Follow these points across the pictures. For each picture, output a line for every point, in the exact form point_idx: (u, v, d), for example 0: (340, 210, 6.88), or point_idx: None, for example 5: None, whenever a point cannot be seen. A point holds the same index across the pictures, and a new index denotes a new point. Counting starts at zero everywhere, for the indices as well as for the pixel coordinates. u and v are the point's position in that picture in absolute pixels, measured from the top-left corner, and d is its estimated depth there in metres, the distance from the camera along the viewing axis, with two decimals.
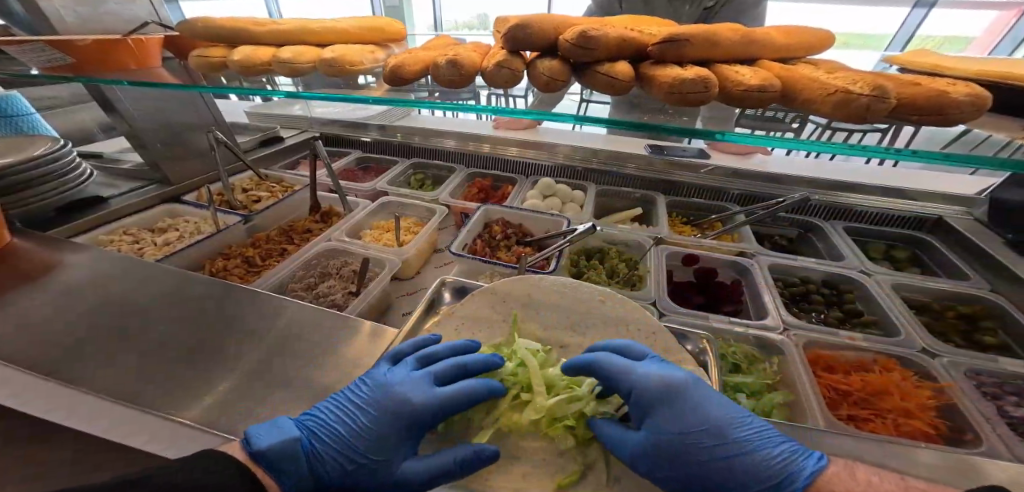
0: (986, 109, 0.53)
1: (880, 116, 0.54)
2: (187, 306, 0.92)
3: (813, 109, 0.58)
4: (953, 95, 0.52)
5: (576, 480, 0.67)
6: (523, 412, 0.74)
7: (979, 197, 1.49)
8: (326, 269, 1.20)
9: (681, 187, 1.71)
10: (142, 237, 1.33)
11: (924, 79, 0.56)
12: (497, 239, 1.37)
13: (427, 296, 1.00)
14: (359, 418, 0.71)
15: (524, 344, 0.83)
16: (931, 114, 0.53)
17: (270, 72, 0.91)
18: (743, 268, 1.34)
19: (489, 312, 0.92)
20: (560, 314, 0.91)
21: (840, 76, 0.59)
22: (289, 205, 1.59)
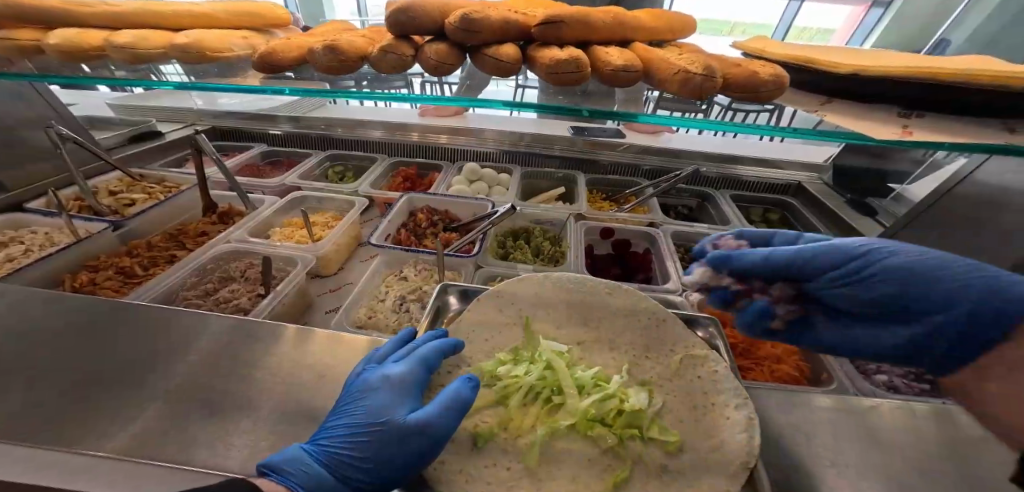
0: (786, 88, 0.69)
1: (717, 92, 0.66)
2: (43, 330, 0.79)
3: (665, 88, 0.68)
4: (761, 75, 0.66)
5: (627, 479, 0.59)
6: (557, 415, 0.66)
7: (825, 165, 1.84)
8: (228, 273, 1.10)
9: (599, 166, 1.82)
10: None
11: (745, 61, 0.70)
12: (422, 227, 1.36)
13: (431, 304, 0.84)
14: (352, 416, 0.64)
15: (548, 346, 0.74)
16: (748, 92, 0.67)
17: (104, 58, 0.80)
18: (652, 238, 1.45)
19: (509, 314, 0.82)
20: (568, 312, 0.83)
21: (686, 58, 0.69)
22: (179, 206, 1.45)
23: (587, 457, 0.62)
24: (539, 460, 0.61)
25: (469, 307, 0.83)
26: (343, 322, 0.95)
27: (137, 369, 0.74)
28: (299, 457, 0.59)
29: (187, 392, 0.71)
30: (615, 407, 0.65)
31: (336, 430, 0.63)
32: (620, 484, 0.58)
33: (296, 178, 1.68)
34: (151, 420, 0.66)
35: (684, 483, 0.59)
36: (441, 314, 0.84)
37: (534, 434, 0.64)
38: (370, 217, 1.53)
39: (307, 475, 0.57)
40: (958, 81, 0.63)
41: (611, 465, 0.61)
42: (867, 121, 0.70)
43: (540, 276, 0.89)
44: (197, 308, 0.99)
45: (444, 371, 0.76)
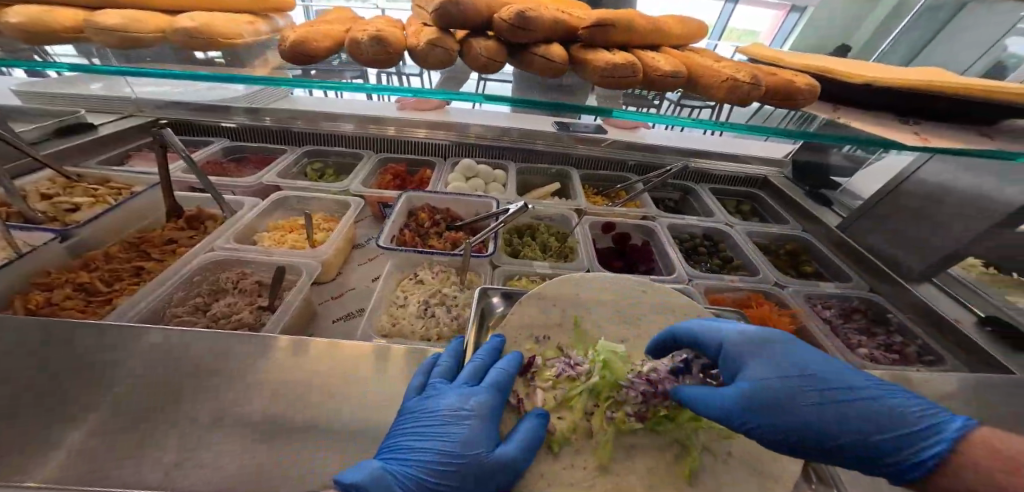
0: (816, 97, 0.74)
1: (758, 99, 0.69)
2: None
3: (709, 94, 0.70)
4: (798, 84, 0.70)
5: (698, 466, 0.62)
6: (622, 412, 0.65)
7: (785, 160, 1.99)
8: (221, 285, 0.99)
9: (589, 161, 1.85)
10: None
11: (778, 70, 0.74)
12: (426, 227, 1.31)
13: (475, 307, 0.82)
14: (426, 440, 0.64)
15: (605, 344, 0.71)
16: (783, 99, 0.72)
17: (79, 41, 0.67)
18: (649, 231, 1.51)
19: (554, 314, 0.81)
20: (609, 309, 0.85)
21: (726, 65, 0.71)
22: (138, 210, 1.26)
23: (657, 450, 0.64)
24: (612, 457, 0.63)
25: (512, 310, 0.82)
26: (369, 331, 0.90)
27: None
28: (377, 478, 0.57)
29: None
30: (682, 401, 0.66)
31: (410, 449, 0.63)
32: (693, 473, 0.61)
33: (273, 176, 1.53)
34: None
35: (747, 467, 0.63)
36: (487, 317, 0.83)
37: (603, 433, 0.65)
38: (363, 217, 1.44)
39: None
40: (956, 92, 0.73)
41: (681, 455, 0.64)
42: (884, 128, 0.77)
43: (575, 275, 0.89)
44: (192, 326, 0.88)
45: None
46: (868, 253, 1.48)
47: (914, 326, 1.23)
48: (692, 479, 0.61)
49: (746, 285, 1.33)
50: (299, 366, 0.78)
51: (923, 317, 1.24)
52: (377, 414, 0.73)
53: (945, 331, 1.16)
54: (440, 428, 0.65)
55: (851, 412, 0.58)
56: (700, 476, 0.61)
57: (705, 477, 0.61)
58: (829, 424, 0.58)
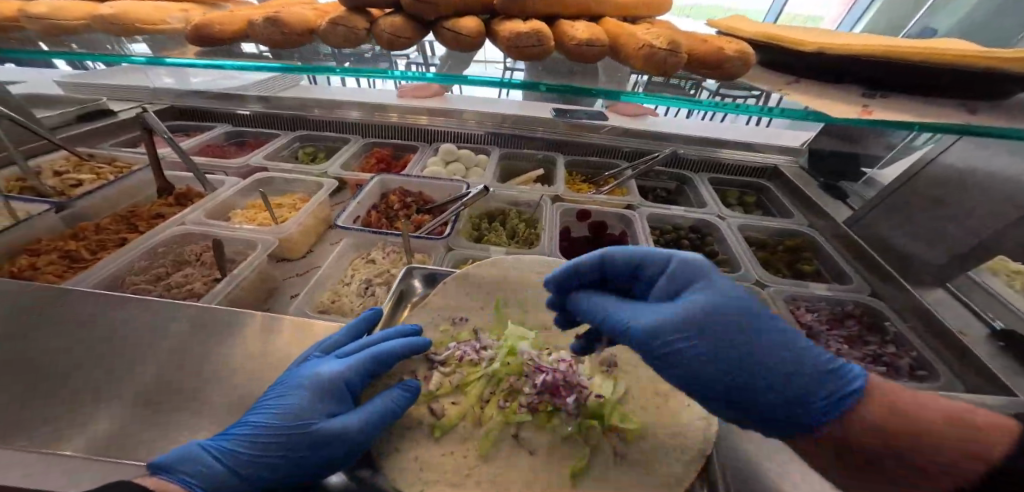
0: (752, 65, 0.68)
1: (681, 68, 0.63)
2: None
3: (631, 64, 0.65)
4: (727, 52, 0.65)
5: (586, 467, 0.60)
6: (516, 400, 0.65)
7: (802, 147, 1.76)
8: (183, 257, 1.04)
9: (581, 148, 1.78)
10: None
11: (711, 38, 0.69)
12: (394, 209, 1.30)
13: (395, 287, 0.82)
14: (274, 416, 0.58)
15: (517, 332, 0.74)
16: (711, 68, 0.66)
17: (25, 31, 0.72)
18: (628, 220, 1.44)
19: (478, 296, 0.81)
20: (535, 295, 0.82)
21: (651, 31, 0.65)
22: (131, 187, 1.34)
23: (549, 446, 0.62)
24: (495, 447, 0.61)
25: (438, 290, 0.80)
26: (307, 307, 0.92)
27: (84, 382, 0.68)
28: (197, 455, 0.53)
29: (133, 391, 0.68)
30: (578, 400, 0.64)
31: (253, 419, 0.59)
32: (579, 474, 0.59)
33: (261, 159, 1.59)
34: (99, 424, 0.63)
35: (636, 467, 0.61)
36: (406, 298, 0.83)
37: (492, 421, 0.64)
38: (341, 199, 1.46)
39: (205, 473, 0.51)
40: (908, 57, 0.61)
41: (571, 450, 0.62)
42: (828, 101, 0.68)
43: (509, 258, 0.87)
44: (146, 294, 0.93)
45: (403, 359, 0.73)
46: (871, 249, 1.31)
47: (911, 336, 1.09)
48: (577, 479, 0.58)
49: (723, 283, 1.22)
50: (221, 339, 0.76)
51: (923, 324, 1.09)
52: None
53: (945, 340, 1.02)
54: (295, 402, 0.59)
55: (783, 354, 0.54)
56: (586, 476, 0.59)
57: (589, 478, 0.59)
58: (764, 366, 0.53)
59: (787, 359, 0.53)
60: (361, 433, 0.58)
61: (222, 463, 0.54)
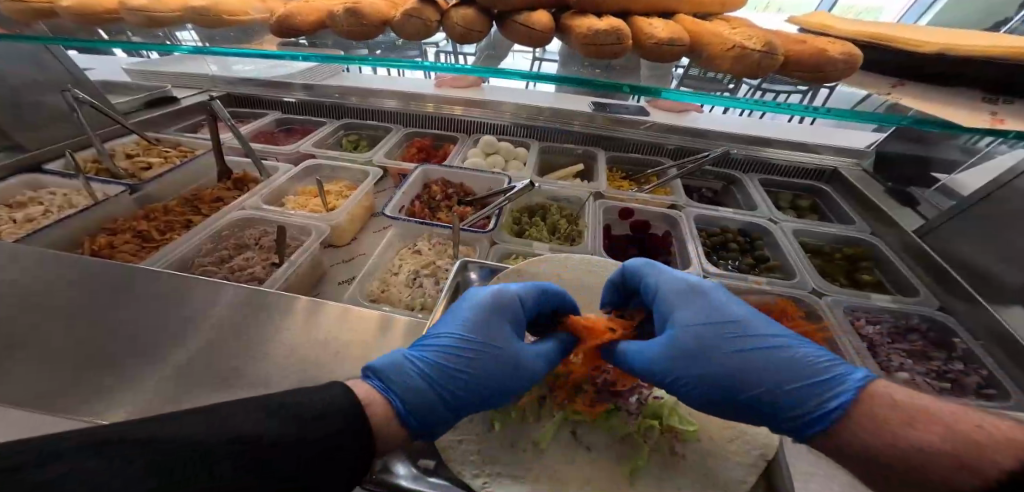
0: (857, 69, 0.63)
1: (776, 70, 0.60)
2: (72, 309, 0.80)
3: (716, 65, 0.62)
4: (831, 54, 0.60)
5: (643, 467, 0.60)
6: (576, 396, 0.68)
7: (867, 150, 1.63)
8: (242, 241, 1.09)
9: (624, 143, 1.73)
10: None
11: (810, 38, 0.64)
12: (437, 199, 1.28)
13: (450, 281, 0.82)
14: (462, 338, 0.64)
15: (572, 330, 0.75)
16: (813, 71, 0.62)
17: (121, 22, 0.77)
18: (673, 220, 1.34)
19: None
20: (588, 295, 0.82)
21: (741, 32, 0.62)
22: (195, 171, 1.40)
23: (606, 445, 0.63)
24: (551, 443, 0.62)
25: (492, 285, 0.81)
26: (360, 293, 0.95)
27: (164, 357, 0.73)
28: (399, 362, 0.57)
29: (211, 368, 0.72)
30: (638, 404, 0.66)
31: (434, 343, 0.64)
32: (635, 473, 0.59)
33: (310, 146, 1.64)
34: (179, 399, 0.68)
35: (695, 471, 0.59)
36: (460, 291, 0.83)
37: (550, 418, 0.65)
38: (383, 188, 1.47)
39: (404, 382, 0.55)
40: None
41: (628, 455, 0.61)
42: (947, 106, 0.62)
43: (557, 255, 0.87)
44: (212, 276, 0.98)
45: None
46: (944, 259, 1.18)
47: (983, 352, 0.96)
48: (636, 477, 0.58)
49: (774, 288, 1.13)
50: (284, 325, 0.80)
51: (997, 342, 0.95)
52: (338, 375, 0.73)
53: (1019, 358, 0.89)
54: (481, 321, 0.66)
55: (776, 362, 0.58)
56: (643, 476, 0.59)
57: (646, 480, 0.58)
58: (761, 372, 0.58)
59: (762, 376, 0.58)
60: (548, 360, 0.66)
61: (422, 375, 0.58)
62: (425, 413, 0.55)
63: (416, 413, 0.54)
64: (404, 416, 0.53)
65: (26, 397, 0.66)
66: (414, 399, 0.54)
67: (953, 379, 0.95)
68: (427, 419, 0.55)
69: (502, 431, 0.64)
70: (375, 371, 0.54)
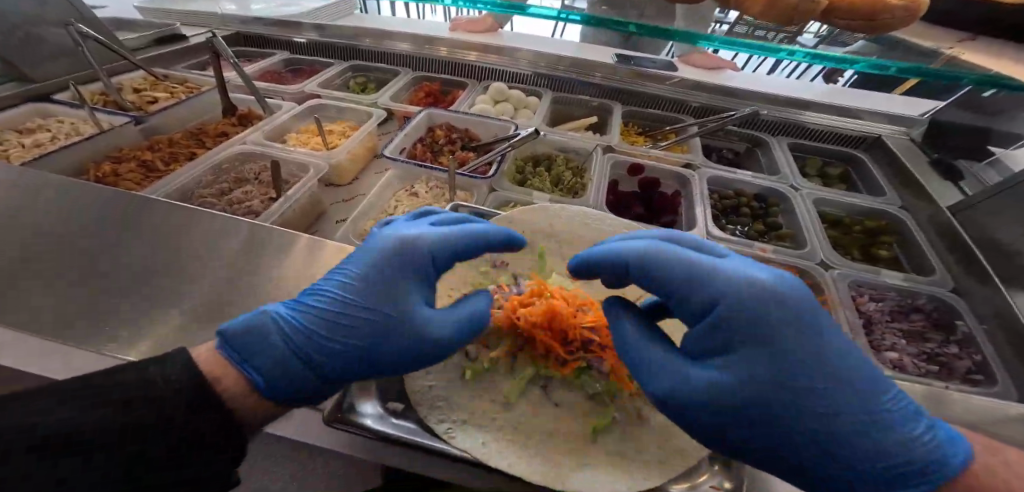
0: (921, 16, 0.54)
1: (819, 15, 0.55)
2: (64, 231, 0.81)
3: (745, 9, 0.58)
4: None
5: (608, 426, 0.59)
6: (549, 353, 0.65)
7: (921, 117, 1.47)
8: (242, 174, 1.08)
9: (644, 98, 1.61)
10: (5, 138, 1.13)
11: None
12: (439, 143, 1.23)
13: (438, 224, 0.80)
14: (344, 295, 0.58)
15: (557, 281, 0.72)
16: (864, 17, 0.54)
17: None
18: (685, 180, 1.25)
19: (518, 241, 0.79)
20: (583, 247, 0.79)
21: None
22: (199, 107, 1.38)
23: (575, 402, 0.62)
24: (520, 395, 0.62)
25: None
26: (354, 232, 0.94)
27: (149, 284, 0.74)
28: (264, 332, 0.52)
29: (195, 297, 0.73)
30: (610, 365, 0.63)
31: (313, 302, 0.58)
32: (599, 431, 0.58)
33: (316, 86, 1.58)
34: (166, 323, 0.70)
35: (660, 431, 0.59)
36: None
37: (522, 372, 0.64)
38: (388, 130, 1.42)
39: (269, 354, 0.51)
40: None
41: (597, 411, 0.61)
42: None
43: (552, 206, 0.82)
44: (211, 208, 0.98)
45: (445, 296, 0.75)
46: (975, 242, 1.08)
47: (984, 338, 0.90)
48: (600, 434, 0.58)
49: (779, 258, 1.07)
50: (272, 261, 0.80)
51: (1005, 330, 0.88)
52: None
53: (1021, 348, 0.82)
54: (370, 272, 0.59)
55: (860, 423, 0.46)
56: (607, 434, 0.58)
57: (609, 436, 0.58)
58: (830, 441, 0.47)
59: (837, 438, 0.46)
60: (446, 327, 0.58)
61: (284, 339, 0.53)
62: (282, 379, 0.51)
63: (282, 386, 0.51)
64: (268, 390, 0.50)
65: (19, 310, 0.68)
66: (278, 371, 0.51)
67: (951, 364, 0.90)
68: (301, 389, 0.52)
69: (474, 380, 0.64)
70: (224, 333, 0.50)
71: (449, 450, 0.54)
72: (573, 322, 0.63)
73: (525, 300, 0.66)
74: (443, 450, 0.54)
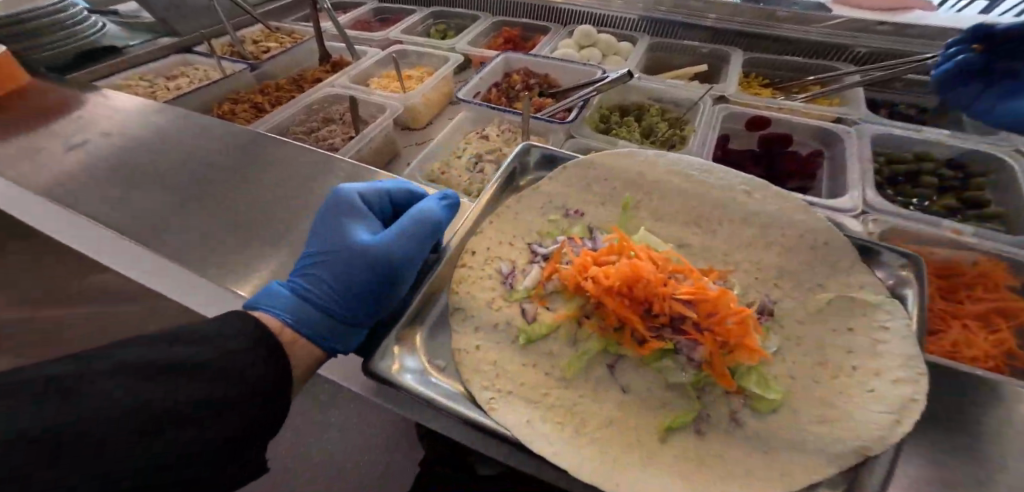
0: None
1: None
2: (178, 158, 0.89)
3: None
4: None
5: (686, 427, 0.46)
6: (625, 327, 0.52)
7: None
8: (329, 115, 1.11)
9: (777, 36, 1.28)
10: (156, 83, 1.32)
11: None
12: (515, 89, 1.12)
13: (508, 164, 0.69)
14: (318, 248, 0.58)
15: (645, 239, 0.57)
16: None
17: None
18: (834, 135, 0.94)
19: (601, 189, 0.67)
20: (678, 203, 0.63)
21: None
22: (300, 56, 1.46)
23: (648, 390, 0.49)
24: (581, 372, 0.52)
25: (557, 176, 0.67)
26: (422, 174, 0.89)
27: (233, 207, 0.78)
28: (278, 289, 0.53)
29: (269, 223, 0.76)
30: (710, 352, 0.46)
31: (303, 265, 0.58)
32: (674, 432, 0.46)
33: (399, 33, 1.57)
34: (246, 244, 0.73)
35: (760, 443, 0.44)
36: (519, 177, 0.70)
37: (586, 344, 0.53)
38: (465, 77, 1.35)
39: (284, 301, 0.51)
40: None
41: (675, 404, 0.48)
42: None
43: (654, 155, 0.68)
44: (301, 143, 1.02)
45: (504, 244, 0.64)
46: None
47: None
48: (672, 435, 0.46)
49: (986, 244, 0.70)
50: None
51: None
52: None
53: None
54: (333, 220, 0.60)
55: None
56: (682, 435, 0.46)
57: (686, 436, 0.46)
58: None
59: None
60: (415, 238, 0.59)
61: (297, 295, 0.53)
62: (310, 321, 0.50)
63: (311, 329, 0.50)
64: (302, 334, 0.50)
65: (137, 219, 0.77)
66: (300, 313, 0.51)
67: None
68: (331, 330, 0.52)
69: (530, 343, 0.55)
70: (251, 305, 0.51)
71: (481, 419, 0.46)
72: (665, 291, 0.47)
73: (592, 259, 0.53)
74: (482, 424, 0.46)
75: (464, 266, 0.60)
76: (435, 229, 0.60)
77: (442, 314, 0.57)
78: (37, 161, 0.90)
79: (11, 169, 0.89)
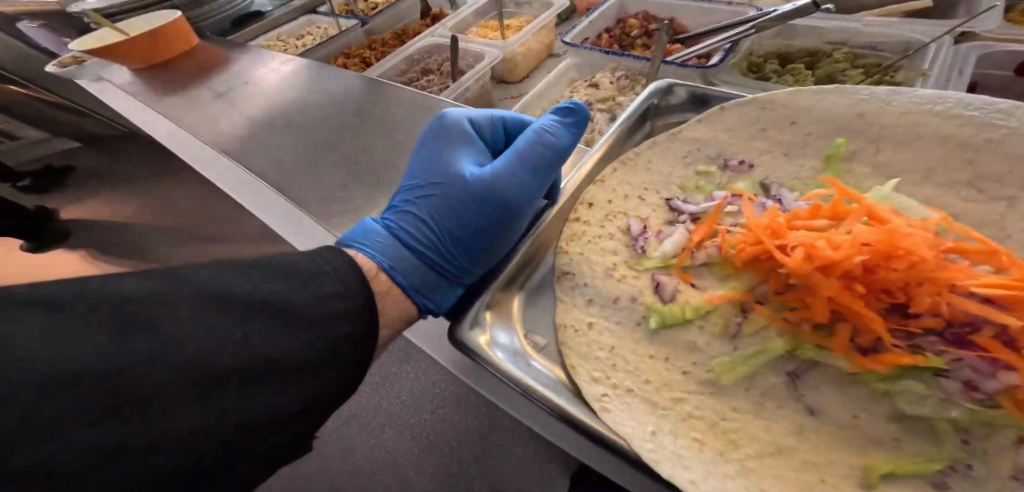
0: None
1: None
2: (303, 110, 0.94)
3: None
4: None
5: (919, 480, 0.29)
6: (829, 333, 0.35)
7: None
8: (428, 65, 1.04)
9: None
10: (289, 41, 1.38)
11: None
12: (631, 34, 0.94)
13: (644, 103, 0.56)
14: (421, 186, 0.52)
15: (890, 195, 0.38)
16: None
17: None
18: None
19: (780, 135, 0.50)
20: (904, 158, 0.43)
21: None
22: (404, 11, 1.43)
23: (845, 418, 0.33)
24: (734, 375, 0.37)
25: (712, 121, 0.53)
26: None
27: (345, 157, 0.79)
28: (374, 227, 0.47)
29: (374, 172, 0.75)
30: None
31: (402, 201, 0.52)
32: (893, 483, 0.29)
33: None
34: (352, 191, 0.73)
35: None
36: (651, 118, 0.57)
37: (747, 342, 0.38)
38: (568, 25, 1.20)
39: (381, 245, 0.45)
40: None
41: (903, 445, 0.30)
42: None
43: (888, 91, 0.46)
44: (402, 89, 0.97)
45: (630, 198, 0.52)
46: None
47: None
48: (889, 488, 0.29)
49: None
50: None
51: None
52: None
53: None
54: (438, 153, 0.53)
55: None
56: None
57: None
58: None
59: None
60: (529, 173, 0.50)
61: (397, 237, 0.47)
62: (409, 269, 0.44)
63: (409, 279, 0.44)
64: (399, 285, 0.44)
65: (267, 165, 0.83)
66: (399, 261, 0.45)
67: None
68: (429, 283, 0.45)
69: (662, 328, 0.41)
70: (346, 243, 0.46)
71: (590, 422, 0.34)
72: (943, 282, 0.29)
73: (781, 221, 0.37)
74: (583, 422, 0.34)
75: (577, 219, 0.50)
76: (558, 157, 0.51)
77: (546, 278, 0.48)
78: (199, 113, 1.03)
79: (182, 118, 1.03)
